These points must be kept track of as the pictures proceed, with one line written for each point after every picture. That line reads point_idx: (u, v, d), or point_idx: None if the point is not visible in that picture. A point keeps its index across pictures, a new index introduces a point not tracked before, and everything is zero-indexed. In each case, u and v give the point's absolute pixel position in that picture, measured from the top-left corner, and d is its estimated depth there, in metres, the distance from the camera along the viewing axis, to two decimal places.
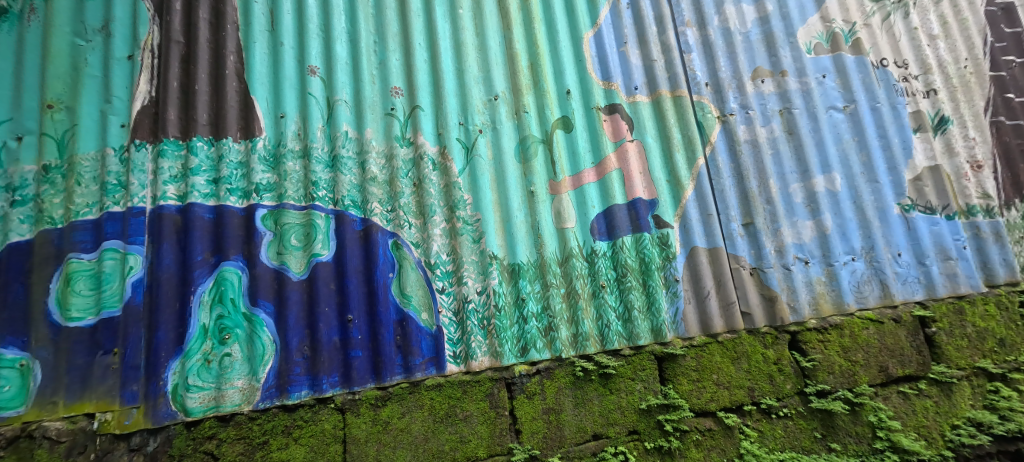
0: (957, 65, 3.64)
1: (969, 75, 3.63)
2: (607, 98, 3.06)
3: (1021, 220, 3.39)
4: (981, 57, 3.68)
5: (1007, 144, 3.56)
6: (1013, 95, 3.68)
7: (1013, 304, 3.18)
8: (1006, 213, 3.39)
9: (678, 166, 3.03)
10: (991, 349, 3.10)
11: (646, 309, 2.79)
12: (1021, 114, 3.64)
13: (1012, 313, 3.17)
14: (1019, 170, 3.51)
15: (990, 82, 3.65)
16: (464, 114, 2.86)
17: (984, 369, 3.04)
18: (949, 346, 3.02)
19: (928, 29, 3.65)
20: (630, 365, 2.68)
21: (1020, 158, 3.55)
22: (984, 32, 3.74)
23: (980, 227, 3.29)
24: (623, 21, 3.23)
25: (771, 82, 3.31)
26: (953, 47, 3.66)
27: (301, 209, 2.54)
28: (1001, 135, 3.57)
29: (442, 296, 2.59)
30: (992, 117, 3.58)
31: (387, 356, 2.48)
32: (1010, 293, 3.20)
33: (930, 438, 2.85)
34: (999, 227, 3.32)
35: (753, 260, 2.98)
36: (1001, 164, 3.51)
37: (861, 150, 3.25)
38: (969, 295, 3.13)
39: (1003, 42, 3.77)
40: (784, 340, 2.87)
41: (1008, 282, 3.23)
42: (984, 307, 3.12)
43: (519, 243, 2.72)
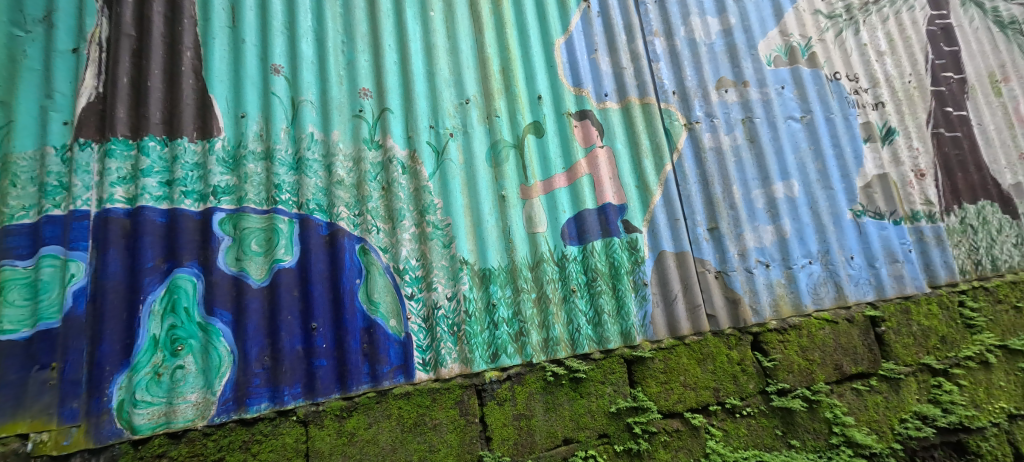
0: (902, 79, 3.80)
1: (914, 89, 3.80)
2: (578, 104, 3.06)
3: (960, 225, 3.56)
4: (924, 72, 3.87)
5: (947, 155, 3.73)
6: (952, 109, 3.86)
7: (953, 303, 3.31)
8: (947, 218, 3.54)
9: (646, 172, 3.05)
10: (935, 345, 3.21)
11: (616, 313, 2.79)
12: (959, 126, 3.83)
13: (952, 312, 3.30)
14: (958, 179, 3.68)
15: (931, 97, 3.82)
16: (434, 117, 2.80)
17: (928, 365, 3.15)
18: (898, 344, 3.13)
19: (876, 46, 3.81)
20: (600, 368, 2.67)
21: (958, 168, 3.72)
22: (926, 50, 3.93)
23: (923, 232, 3.43)
24: (593, 28, 3.24)
25: (734, 92, 3.37)
26: (899, 63, 3.84)
27: (263, 213, 2.44)
28: (941, 146, 3.73)
29: (411, 302, 2.52)
30: (933, 128, 3.75)
31: (353, 365, 2.39)
32: (950, 293, 3.33)
33: (881, 432, 2.95)
34: (940, 231, 3.46)
35: (719, 264, 3.02)
36: (942, 173, 3.66)
37: (817, 159, 3.36)
38: (914, 295, 3.26)
39: (943, 59, 3.97)
40: (747, 341, 2.92)
41: (949, 283, 3.38)
42: (928, 306, 3.26)
43: (489, 247, 2.68)
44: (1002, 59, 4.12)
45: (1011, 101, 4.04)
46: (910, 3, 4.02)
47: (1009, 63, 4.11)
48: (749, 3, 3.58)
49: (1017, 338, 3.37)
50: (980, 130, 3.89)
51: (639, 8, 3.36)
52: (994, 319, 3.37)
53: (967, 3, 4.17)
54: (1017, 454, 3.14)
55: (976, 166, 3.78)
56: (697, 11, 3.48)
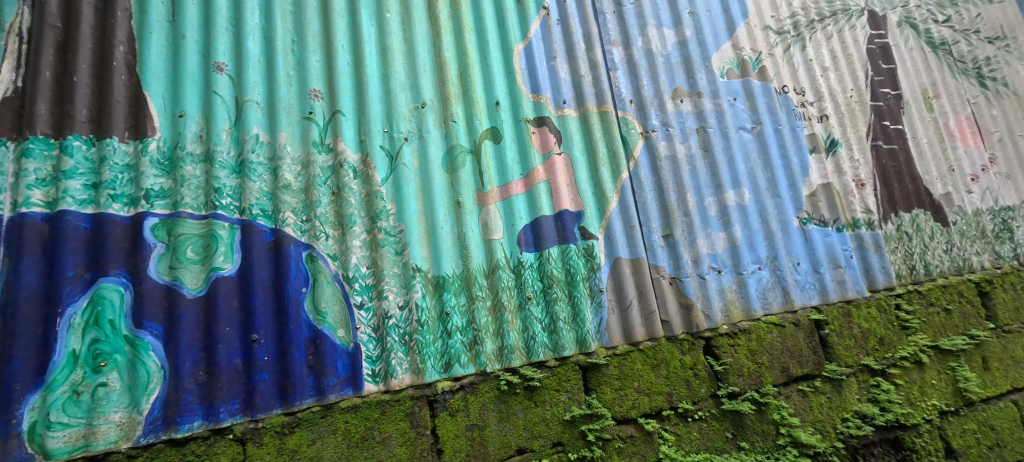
0: (845, 94, 3.99)
1: (855, 104, 3.99)
2: (536, 111, 3.06)
3: (897, 233, 3.76)
4: (865, 88, 4.07)
5: (886, 166, 3.93)
6: (890, 123, 4.08)
7: (890, 306, 3.50)
8: (885, 226, 3.73)
9: (603, 179, 3.08)
10: (874, 347, 3.37)
11: (571, 320, 2.80)
12: (896, 140, 4.05)
13: (889, 315, 3.48)
14: (894, 189, 3.88)
15: (871, 111, 4.03)
16: (388, 120, 2.74)
17: (868, 366, 3.30)
18: (840, 347, 3.27)
19: (821, 62, 3.98)
20: (554, 376, 2.67)
21: (895, 179, 3.93)
22: (866, 67, 4.15)
23: (864, 238, 3.59)
24: (553, 36, 3.25)
25: (689, 102, 3.45)
26: (842, 79, 4.02)
27: (201, 218, 2.32)
28: (880, 158, 3.93)
29: (361, 312, 2.45)
30: (873, 141, 3.95)
31: (297, 379, 2.30)
32: (888, 297, 3.52)
33: (825, 431, 3.07)
34: (879, 238, 3.64)
35: (672, 270, 3.08)
36: (881, 183, 3.85)
37: (766, 168, 3.48)
38: (856, 299, 3.41)
39: (882, 76, 4.19)
40: (699, 345, 2.98)
41: (887, 287, 3.56)
42: (868, 310, 3.42)
43: (444, 254, 2.64)
44: (934, 77, 4.43)
45: (942, 116, 4.34)
46: (852, 22, 4.23)
47: (940, 82, 4.43)
48: (703, 16, 3.68)
49: (947, 339, 3.58)
50: (913, 143, 4.13)
51: (598, 17, 3.40)
52: (927, 321, 3.58)
53: (903, 24, 4.46)
54: (948, 449, 3.30)
55: (911, 177, 4.00)
56: (655, 22, 3.54)
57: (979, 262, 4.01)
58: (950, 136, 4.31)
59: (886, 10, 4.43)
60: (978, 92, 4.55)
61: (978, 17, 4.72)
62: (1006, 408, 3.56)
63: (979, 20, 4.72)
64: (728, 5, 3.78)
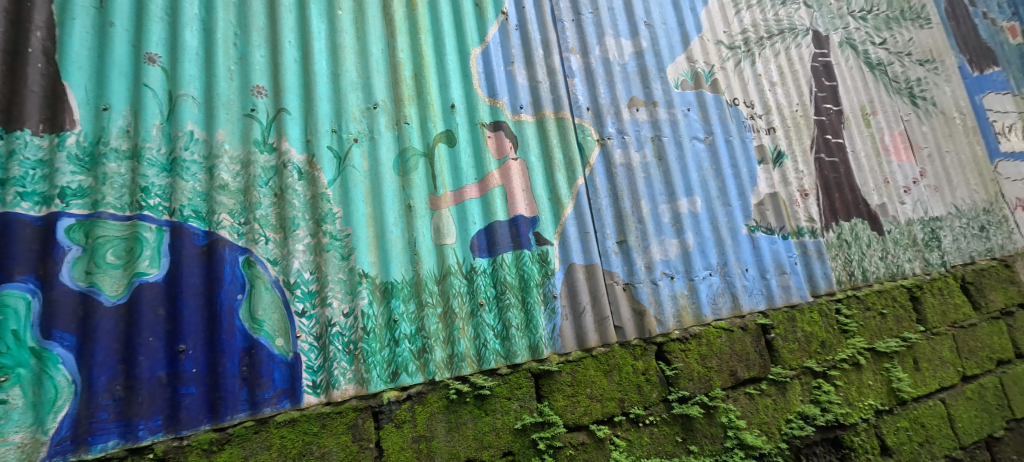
0: (791, 108, 4.15)
1: (800, 117, 4.16)
2: (492, 115, 3.04)
3: (837, 241, 3.93)
4: (809, 103, 4.25)
5: (828, 178, 4.11)
6: (831, 136, 4.27)
7: (832, 311, 3.65)
8: (827, 234, 3.90)
9: (558, 185, 3.08)
10: (816, 350, 3.50)
11: (524, 326, 2.78)
12: (837, 153, 4.24)
13: (831, 319, 3.62)
14: (835, 199, 4.06)
15: (815, 125, 4.20)
16: (337, 121, 2.66)
17: (810, 368, 3.43)
18: (785, 350, 3.38)
19: (769, 77, 4.13)
20: (506, 384, 2.64)
21: (836, 190, 4.11)
22: (810, 83, 4.34)
23: (807, 246, 3.75)
24: (511, 41, 3.24)
25: (644, 111, 3.50)
26: (788, 94, 4.18)
27: (124, 219, 2.18)
28: (823, 170, 4.10)
29: (302, 319, 2.35)
30: (816, 154, 4.12)
31: (228, 392, 2.19)
32: (829, 302, 3.67)
33: (770, 433, 3.16)
34: (820, 246, 3.81)
35: (626, 276, 3.11)
36: (823, 194, 4.02)
37: (717, 177, 3.58)
38: (799, 304, 3.55)
39: (824, 92, 4.39)
40: (652, 350, 3.02)
41: (828, 292, 3.72)
42: (810, 314, 3.56)
43: (393, 260, 2.58)
44: (872, 95, 4.68)
45: (878, 132, 4.59)
46: (798, 41, 4.42)
47: (877, 99, 4.68)
48: (659, 28, 3.76)
49: (882, 341, 3.77)
50: (853, 156, 4.33)
51: (556, 24, 3.41)
52: (864, 324, 3.76)
53: (844, 45, 4.70)
54: (884, 446, 3.46)
55: (851, 188, 4.20)
56: (613, 32, 3.59)
57: (911, 269, 4.25)
58: (886, 150, 4.56)
59: (829, 31, 4.65)
60: (911, 109, 4.88)
61: (910, 41, 5.12)
62: (934, 406, 3.76)
63: (911, 44, 5.11)
64: (683, 19, 3.87)
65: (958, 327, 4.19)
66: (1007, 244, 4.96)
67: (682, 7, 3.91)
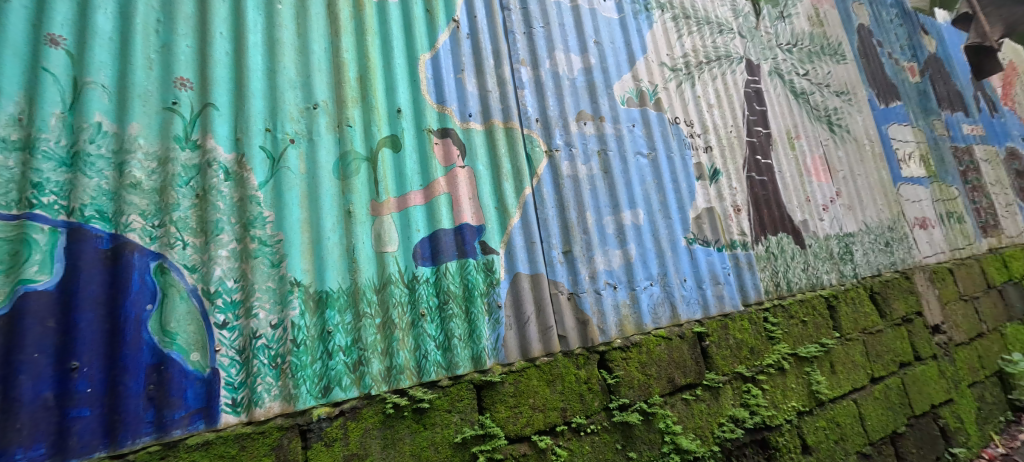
0: (726, 129, 4.29)
1: (735, 138, 4.31)
2: (440, 121, 2.96)
3: (766, 253, 4.10)
4: (743, 125, 4.43)
5: (757, 195, 4.25)
6: (761, 157, 4.46)
7: (760, 319, 3.79)
8: (757, 246, 4.05)
9: (505, 195, 3.03)
10: (746, 356, 3.62)
11: (467, 337, 2.70)
12: (766, 173, 4.43)
13: (759, 327, 3.77)
14: (763, 215, 4.22)
15: (746, 146, 4.36)
16: (272, 119, 2.49)
17: (740, 373, 3.52)
18: (718, 357, 3.47)
19: (708, 99, 4.27)
20: (447, 396, 2.54)
21: (765, 206, 4.27)
22: (744, 106, 4.52)
23: (739, 258, 3.89)
24: (461, 49, 3.18)
25: (592, 125, 3.52)
26: (724, 115, 4.33)
27: (10, 219, 1.92)
28: (753, 187, 4.25)
29: (223, 332, 2.17)
30: (748, 173, 4.27)
31: (130, 413, 1.99)
32: (758, 311, 3.82)
33: (704, 437, 3.21)
34: (751, 258, 3.97)
35: (571, 286, 3.09)
36: (753, 210, 4.16)
37: (659, 192, 3.65)
38: (731, 313, 3.68)
39: (755, 116, 4.59)
40: (594, 359, 3.01)
41: (757, 302, 3.87)
42: (741, 322, 3.68)
43: (329, 268, 2.44)
44: (796, 120, 4.93)
45: (801, 154, 4.83)
46: (733, 68, 4.60)
47: (799, 125, 4.95)
48: (607, 47, 3.80)
49: (804, 347, 3.94)
50: (779, 175, 4.53)
51: (508, 36, 3.38)
52: (788, 331, 3.92)
53: (773, 74, 4.94)
54: (804, 446, 3.60)
55: (777, 204, 4.39)
56: (563, 47, 3.59)
57: (828, 280, 4.47)
58: (807, 171, 4.80)
59: (759, 60, 4.88)
60: (829, 135, 5.18)
61: (828, 74, 5.47)
62: (847, 407, 3.96)
63: (829, 77, 5.46)
64: (629, 39, 3.94)
65: (868, 333, 4.46)
66: (909, 258, 5.28)
67: (629, 28, 3.98)
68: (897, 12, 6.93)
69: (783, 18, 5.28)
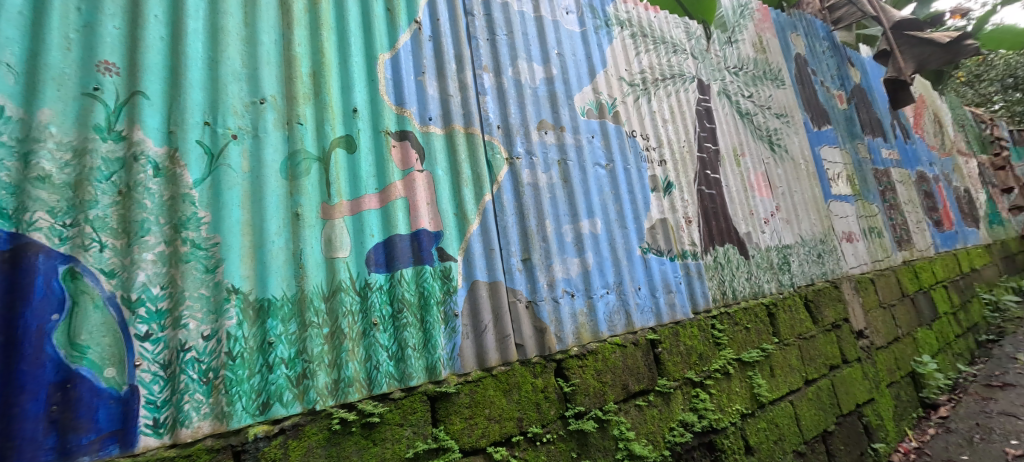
0: (679, 144, 4.33)
1: (686, 154, 4.36)
2: (399, 124, 2.82)
3: (714, 262, 4.16)
4: (694, 141, 4.48)
5: (706, 208, 4.29)
6: (710, 172, 4.51)
7: (707, 326, 3.82)
8: (706, 256, 4.10)
9: (464, 201, 2.93)
10: (695, 361, 3.62)
11: (421, 347, 2.56)
12: (715, 187, 4.49)
13: (707, 333, 3.79)
14: (711, 228, 4.26)
15: (696, 161, 4.40)
16: (212, 112, 2.30)
17: (690, 379, 3.52)
18: (670, 363, 3.45)
19: (662, 114, 4.29)
20: (399, 409, 2.40)
21: (713, 219, 4.31)
22: (695, 123, 4.59)
23: (689, 267, 3.93)
24: (423, 51, 3.06)
25: (552, 135, 3.46)
26: (678, 131, 4.38)
27: None
28: (702, 201, 4.28)
29: (146, 344, 1.96)
30: (699, 186, 4.31)
31: (28, 438, 1.75)
32: (706, 318, 3.85)
33: (655, 442, 3.17)
34: (700, 268, 4.01)
35: (529, 294, 3.00)
36: (701, 222, 4.18)
37: (616, 202, 3.63)
38: (682, 320, 3.69)
39: (706, 133, 4.66)
40: (551, 368, 2.93)
41: (705, 310, 3.90)
42: (691, 329, 3.69)
43: (272, 274, 2.26)
44: (741, 139, 5.03)
45: (746, 171, 4.92)
46: (686, 86, 4.66)
47: (744, 143, 5.05)
48: (569, 59, 3.77)
49: (747, 352, 3.99)
50: (726, 188, 4.59)
51: (471, 41, 3.28)
52: (732, 336, 3.96)
53: (721, 95, 5.04)
54: (747, 446, 3.63)
55: (725, 217, 4.45)
56: (526, 56, 3.53)
57: (768, 288, 4.57)
58: (751, 187, 4.89)
59: (709, 81, 4.97)
60: (770, 154, 5.33)
61: (770, 97, 5.64)
62: (785, 408, 4.03)
63: (771, 99, 5.63)
64: (590, 53, 3.92)
65: (803, 338, 4.57)
66: (837, 269, 5.48)
67: (590, 42, 3.97)
68: (828, 45, 7.30)
69: (731, 42, 5.40)
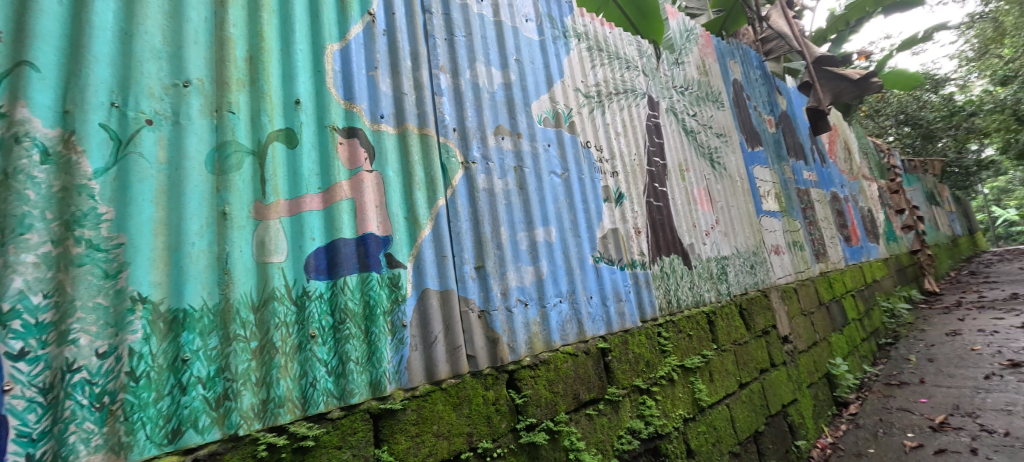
0: (630, 157, 4.27)
1: (637, 167, 4.30)
2: (347, 119, 2.59)
3: (662, 271, 4.12)
4: (644, 154, 4.44)
5: (655, 220, 4.24)
6: (658, 185, 4.47)
7: (654, 333, 3.76)
8: (654, 266, 4.05)
9: (416, 204, 2.72)
10: (643, 369, 3.54)
11: (365, 360, 2.33)
12: (663, 199, 4.46)
13: (653, 341, 3.73)
14: (659, 239, 4.20)
15: (645, 174, 4.35)
16: (123, 92, 1.98)
17: (637, 386, 3.43)
18: (619, 371, 3.36)
19: (615, 127, 4.22)
20: (337, 430, 2.15)
21: (660, 230, 4.26)
22: (646, 137, 4.56)
23: (639, 277, 3.87)
24: (375, 45, 2.83)
25: (509, 141, 3.30)
26: (630, 144, 4.33)
27: None
28: (651, 213, 4.23)
29: (21, 364, 1.64)
30: (648, 199, 4.26)
31: None
32: (653, 326, 3.79)
33: (604, 450, 3.05)
34: (648, 277, 3.95)
35: (482, 303, 2.81)
36: (649, 234, 4.11)
37: (570, 211, 3.52)
38: (631, 329, 3.61)
39: (655, 148, 4.63)
40: (503, 379, 2.75)
41: (652, 319, 3.85)
42: (638, 337, 3.62)
43: (190, 281, 1.98)
44: (686, 155, 5.04)
45: (690, 185, 4.92)
46: (637, 101, 4.61)
47: (689, 159, 5.05)
48: (527, 66, 3.63)
49: (690, 358, 3.94)
50: (672, 201, 4.56)
51: (427, 40, 3.08)
52: (677, 343, 3.90)
53: (669, 112, 5.04)
54: (689, 450, 3.56)
55: (671, 228, 4.42)
56: (484, 59, 3.36)
57: (708, 297, 4.57)
58: (694, 200, 4.89)
59: (659, 98, 4.96)
60: (711, 170, 5.37)
61: (711, 118, 5.72)
62: (722, 412, 4.01)
63: (712, 120, 5.71)
64: (548, 62, 3.80)
65: (739, 344, 4.60)
66: (767, 279, 5.57)
67: (548, 51, 3.84)
68: (761, 73, 7.53)
69: (678, 63, 5.43)
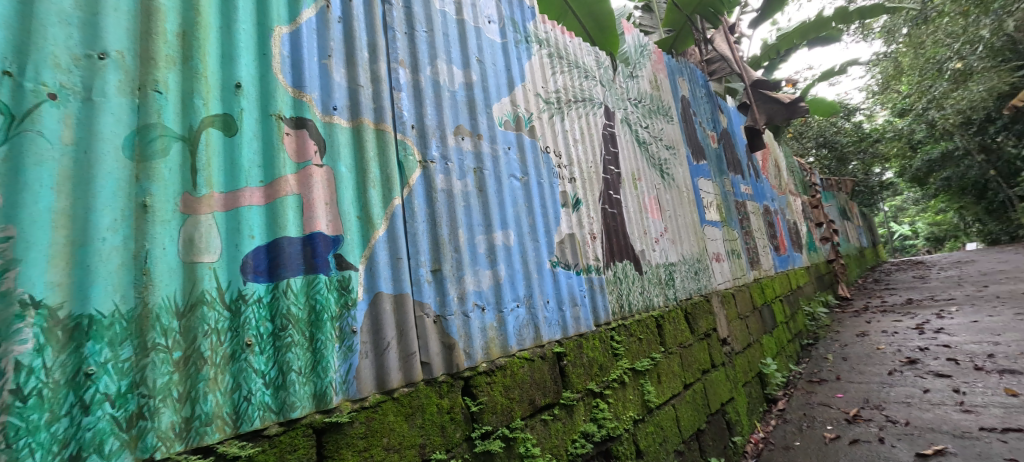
0: (587, 164, 4.18)
1: (593, 175, 4.22)
2: (295, 108, 2.35)
3: (615, 276, 4.04)
4: (600, 162, 4.36)
5: (609, 224, 4.16)
6: (613, 192, 4.41)
7: (607, 337, 3.67)
8: (608, 271, 3.98)
9: (370, 203, 2.51)
10: (597, 373, 3.44)
11: (309, 371, 2.10)
12: (617, 206, 4.40)
13: (608, 346, 3.64)
14: (613, 245, 4.13)
15: (601, 182, 4.27)
16: (20, 60, 1.68)
17: (591, 390, 3.32)
18: (574, 376, 3.24)
19: (574, 134, 4.12)
20: (274, 448, 1.92)
21: (614, 236, 4.19)
22: (603, 145, 4.48)
23: (594, 281, 3.77)
24: (330, 32, 2.58)
25: (469, 141, 3.13)
26: (588, 151, 4.24)
27: None
28: (607, 221, 4.15)
29: None
30: (604, 206, 4.19)
31: None
32: (607, 330, 3.70)
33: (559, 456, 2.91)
34: (603, 281, 3.86)
35: (437, 307, 2.63)
36: (603, 240, 4.02)
37: (530, 215, 3.38)
38: (585, 333, 3.50)
39: (610, 157, 4.56)
40: (458, 386, 2.57)
41: (606, 323, 3.74)
42: (592, 341, 3.51)
43: (100, 282, 1.71)
44: (639, 165, 5.00)
45: (642, 194, 4.88)
46: (594, 110, 4.53)
47: (641, 169, 5.02)
48: (489, 67, 3.47)
49: (639, 361, 3.88)
50: (625, 209, 4.50)
51: (387, 32, 2.87)
52: (628, 347, 3.84)
53: (624, 123, 5.00)
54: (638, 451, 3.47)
55: (624, 235, 4.36)
56: (445, 58, 3.18)
57: (658, 302, 4.53)
58: (646, 209, 4.85)
59: (615, 108, 4.89)
60: (660, 180, 5.35)
61: (661, 131, 5.72)
62: (669, 412, 3.96)
63: (662, 133, 5.71)
64: (510, 65, 3.66)
65: (684, 346, 4.58)
66: (709, 285, 5.61)
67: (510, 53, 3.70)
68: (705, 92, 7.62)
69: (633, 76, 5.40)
